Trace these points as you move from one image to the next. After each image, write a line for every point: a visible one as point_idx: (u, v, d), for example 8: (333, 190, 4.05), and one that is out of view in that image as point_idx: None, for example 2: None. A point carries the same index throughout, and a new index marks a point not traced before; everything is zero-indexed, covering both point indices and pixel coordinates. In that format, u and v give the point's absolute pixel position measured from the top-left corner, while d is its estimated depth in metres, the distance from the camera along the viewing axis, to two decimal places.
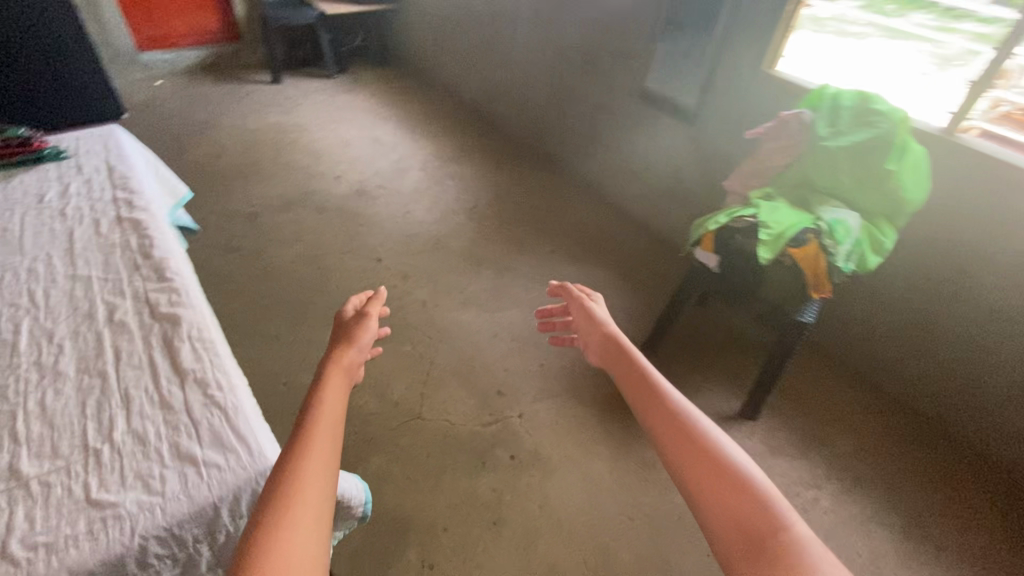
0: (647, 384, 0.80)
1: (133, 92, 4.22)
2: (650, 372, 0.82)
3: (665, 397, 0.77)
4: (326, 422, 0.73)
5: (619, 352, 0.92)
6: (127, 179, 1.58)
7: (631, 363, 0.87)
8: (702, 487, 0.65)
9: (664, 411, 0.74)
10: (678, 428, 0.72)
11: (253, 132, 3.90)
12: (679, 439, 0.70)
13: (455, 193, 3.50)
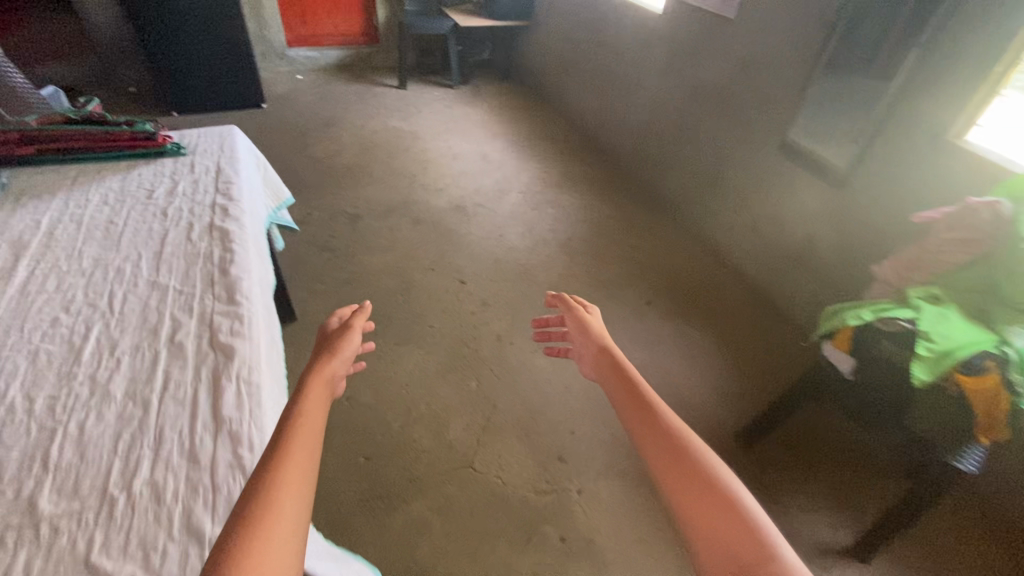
0: (640, 415, 0.79)
1: (275, 84, 4.57)
2: (643, 394, 0.83)
3: (661, 425, 0.77)
4: (307, 426, 0.75)
5: (615, 374, 0.92)
6: (230, 184, 1.59)
7: (625, 387, 0.87)
8: (695, 518, 0.66)
9: (660, 439, 0.74)
10: (673, 459, 0.72)
11: (371, 134, 4.03)
12: (677, 473, 0.70)
13: (552, 222, 3.33)
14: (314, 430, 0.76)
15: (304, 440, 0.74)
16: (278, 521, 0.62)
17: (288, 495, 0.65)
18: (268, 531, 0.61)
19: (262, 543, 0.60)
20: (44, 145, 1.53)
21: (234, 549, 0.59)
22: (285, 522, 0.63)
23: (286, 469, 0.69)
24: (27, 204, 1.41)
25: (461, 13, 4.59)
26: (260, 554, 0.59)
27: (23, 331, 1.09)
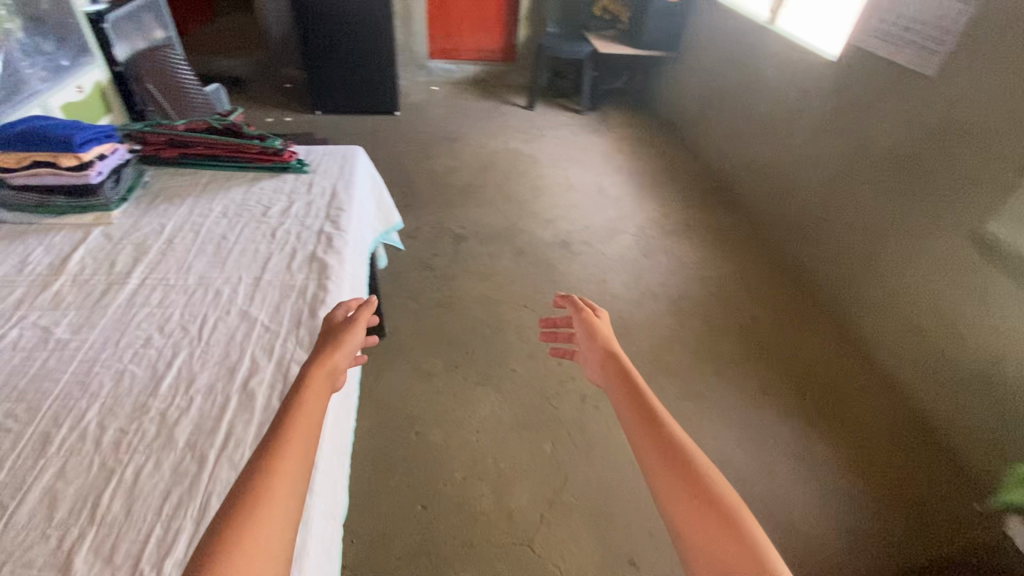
0: (644, 428, 0.79)
1: (411, 93, 4.74)
2: (648, 406, 0.82)
3: (664, 439, 0.76)
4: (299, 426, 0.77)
5: (619, 379, 0.91)
6: (341, 210, 1.54)
7: (627, 395, 0.86)
8: (690, 535, 0.67)
9: (662, 453, 0.75)
10: (673, 477, 0.72)
11: (491, 154, 4.01)
12: (676, 494, 0.71)
13: (664, 275, 3.03)
14: (308, 428, 0.79)
15: (299, 439, 0.77)
16: (267, 524, 0.66)
17: (280, 495, 0.69)
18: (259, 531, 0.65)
19: (255, 544, 0.64)
20: (184, 151, 1.60)
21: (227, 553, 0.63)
22: (276, 525, 0.67)
23: (279, 469, 0.72)
24: (158, 206, 1.47)
25: (602, 39, 4.45)
26: (254, 555, 0.63)
27: (117, 346, 1.08)
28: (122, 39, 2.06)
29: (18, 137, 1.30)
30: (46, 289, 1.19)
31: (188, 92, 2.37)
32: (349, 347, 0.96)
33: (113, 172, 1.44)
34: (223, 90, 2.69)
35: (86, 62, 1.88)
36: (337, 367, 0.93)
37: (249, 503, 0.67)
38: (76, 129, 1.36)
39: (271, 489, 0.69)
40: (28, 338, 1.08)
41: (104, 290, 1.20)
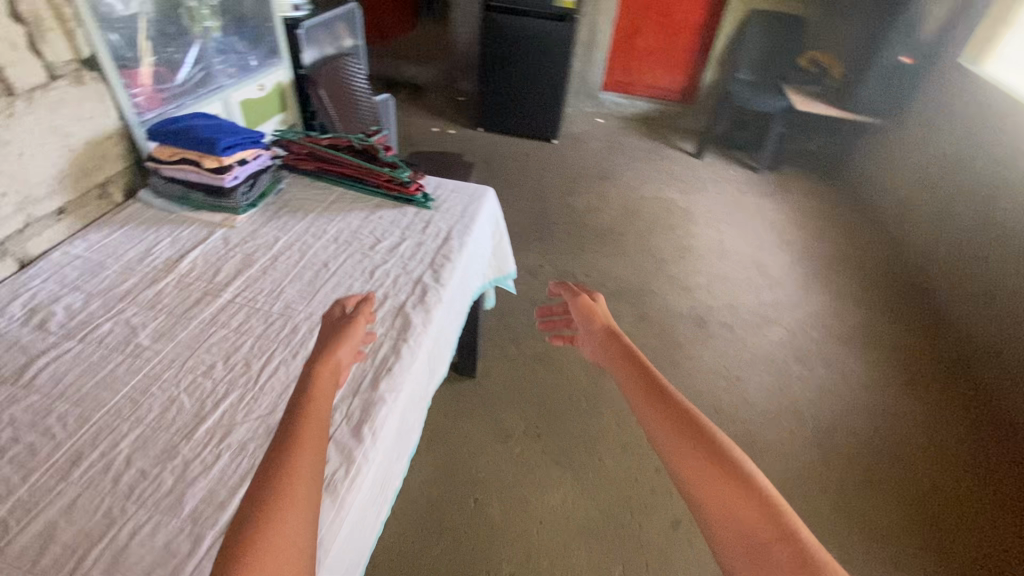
0: (645, 394, 0.86)
1: (574, 122, 4.60)
2: (647, 375, 0.89)
3: (666, 405, 0.83)
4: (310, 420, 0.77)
5: (620, 357, 0.98)
6: (448, 257, 1.40)
7: (630, 369, 0.93)
8: (703, 491, 0.73)
9: (664, 416, 0.81)
10: (680, 440, 0.78)
11: (640, 200, 3.69)
12: (685, 455, 0.76)
13: (817, 392, 2.44)
14: (318, 421, 0.78)
15: (312, 430, 0.76)
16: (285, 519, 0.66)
17: (300, 488, 0.69)
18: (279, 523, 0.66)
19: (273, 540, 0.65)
20: (319, 165, 1.59)
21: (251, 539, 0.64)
22: (300, 513, 0.68)
23: (294, 467, 0.71)
24: (280, 217, 1.46)
25: (801, 93, 3.85)
26: (285, 530, 0.66)
27: (180, 368, 1.04)
28: (310, 44, 2.23)
29: (175, 132, 1.36)
30: (152, 286, 1.21)
31: (359, 100, 2.47)
32: (352, 340, 0.91)
33: (249, 178, 1.46)
34: (391, 101, 2.77)
35: (272, 62, 2.01)
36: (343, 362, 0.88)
37: (273, 489, 0.69)
38: (226, 132, 1.39)
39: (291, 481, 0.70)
40: (114, 337, 1.08)
41: (197, 300, 1.18)
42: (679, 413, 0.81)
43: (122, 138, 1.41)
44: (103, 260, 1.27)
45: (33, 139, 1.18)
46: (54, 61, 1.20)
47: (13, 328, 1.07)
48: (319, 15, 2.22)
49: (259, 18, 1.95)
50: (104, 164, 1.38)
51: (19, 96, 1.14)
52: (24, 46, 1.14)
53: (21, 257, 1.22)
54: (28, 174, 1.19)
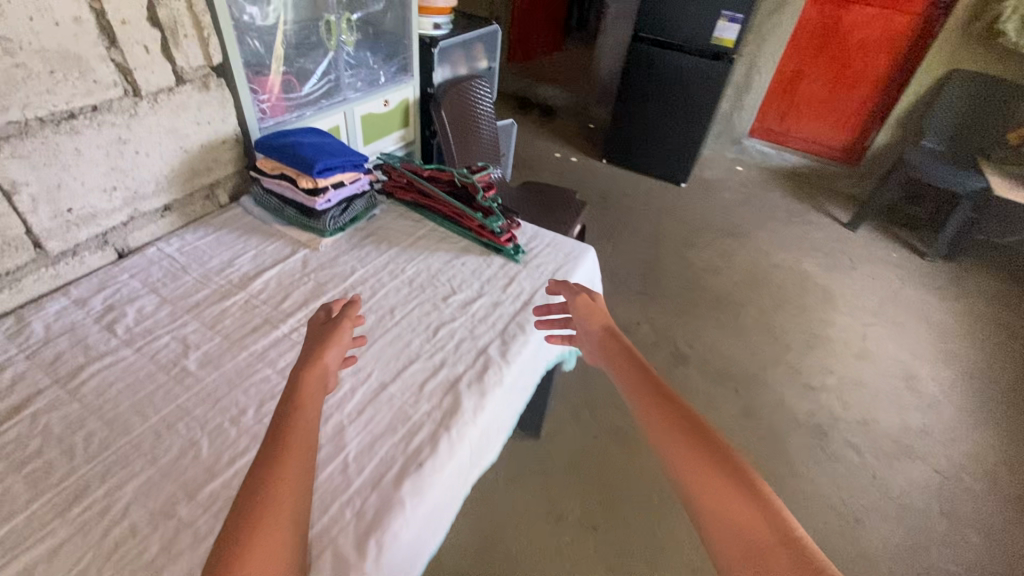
0: (645, 398, 0.81)
1: (709, 167, 4.20)
2: (650, 379, 0.84)
3: (667, 408, 0.78)
4: (297, 427, 0.71)
5: (621, 359, 0.91)
6: (522, 327, 1.21)
7: (629, 371, 0.88)
8: (698, 489, 0.69)
9: (666, 420, 0.76)
10: (681, 442, 0.73)
11: (769, 268, 3.23)
12: (684, 456, 0.72)
13: (968, 571, 1.86)
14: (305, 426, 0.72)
15: (297, 435, 0.71)
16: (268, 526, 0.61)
17: (279, 496, 0.64)
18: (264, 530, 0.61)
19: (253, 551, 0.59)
20: (414, 196, 1.51)
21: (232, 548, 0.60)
22: (280, 520, 0.62)
23: (280, 476, 0.66)
24: (363, 247, 1.39)
25: (1006, 176, 3.12)
26: (266, 541, 0.61)
27: (211, 407, 0.96)
28: (440, 64, 2.21)
29: (279, 148, 1.34)
30: (220, 302, 1.17)
31: (480, 125, 2.39)
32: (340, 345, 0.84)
33: (343, 201, 1.41)
34: (513, 125, 2.67)
35: (401, 79, 1.99)
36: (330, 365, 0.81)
37: (257, 499, 0.63)
38: (327, 153, 1.35)
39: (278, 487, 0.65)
40: (166, 353, 1.05)
41: (253, 328, 1.12)
42: (679, 414, 0.77)
43: (237, 143, 1.43)
44: (187, 263, 1.27)
45: (151, 139, 1.22)
46: (184, 66, 1.22)
47: (86, 324, 1.09)
48: (455, 35, 2.18)
49: (396, 35, 1.94)
50: (215, 167, 1.40)
51: (144, 97, 1.17)
52: (159, 50, 1.17)
53: (120, 249, 1.27)
54: (141, 171, 1.23)
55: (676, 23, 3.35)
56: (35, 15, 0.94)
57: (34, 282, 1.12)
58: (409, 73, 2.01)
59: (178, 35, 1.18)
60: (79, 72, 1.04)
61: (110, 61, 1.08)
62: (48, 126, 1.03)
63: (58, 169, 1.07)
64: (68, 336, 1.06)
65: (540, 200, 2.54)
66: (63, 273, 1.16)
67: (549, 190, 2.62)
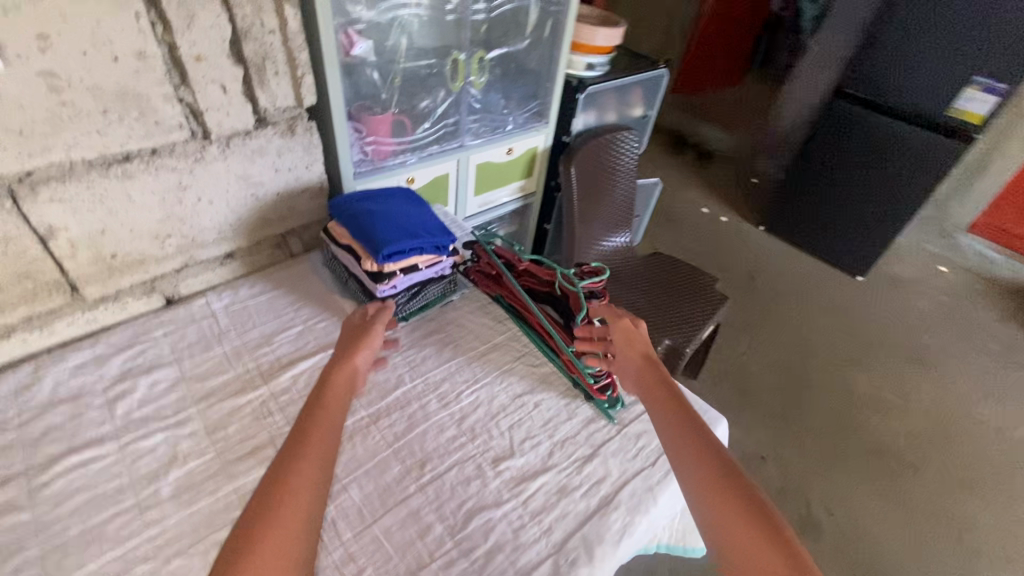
0: (682, 451, 0.61)
1: (902, 258, 3.10)
2: (691, 422, 0.64)
3: (709, 468, 0.59)
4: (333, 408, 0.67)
5: (660, 396, 0.70)
6: (589, 548, 0.83)
7: (667, 411, 0.67)
8: None
9: (707, 486, 0.57)
10: (725, 511, 0.54)
11: (978, 426, 2.22)
12: (727, 530, 0.53)
13: None
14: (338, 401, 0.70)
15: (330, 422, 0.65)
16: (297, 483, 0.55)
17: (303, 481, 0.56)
18: (288, 496, 0.54)
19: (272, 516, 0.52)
20: (500, 290, 1.20)
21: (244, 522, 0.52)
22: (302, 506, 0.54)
23: (298, 471, 0.57)
24: (422, 349, 1.12)
25: None
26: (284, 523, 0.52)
27: (165, 564, 0.76)
28: (584, 109, 1.87)
29: (354, 214, 1.11)
30: (236, 396, 0.98)
31: (616, 183, 2.02)
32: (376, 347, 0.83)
33: (415, 286, 1.14)
34: (658, 185, 2.24)
35: (532, 126, 1.68)
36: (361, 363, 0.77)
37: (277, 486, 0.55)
38: (404, 231, 1.09)
39: (304, 455, 0.59)
40: (153, 459, 0.87)
41: (255, 447, 0.91)
42: (723, 466, 0.58)
43: (319, 193, 1.24)
44: (225, 329, 1.10)
45: (218, 185, 1.05)
46: (268, 107, 1.04)
47: (95, 391, 0.95)
48: (611, 79, 1.82)
49: (538, 76, 1.63)
50: (289, 216, 1.23)
51: (216, 141, 1.00)
52: (241, 90, 0.99)
53: (169, 295, 1.14)
54: (201, 218, 1.07)
55: (905, 69, 2.39)
56: (90, 49, 0.79)
57: (66, 326, 1.02)
58: (544, 119, 1.70)
59: (264, 73, 1.00)
60: (138, 113, 0.88)
61: (178, 101, 0.92)
62: (96, 169, 0.89)
63: (103, 215, 0.94)
64: (70, 404, 0.93)
65: (666, 283, 2.08)
66: (101, 318, 1.05)
67: (681, 272, 2.14)
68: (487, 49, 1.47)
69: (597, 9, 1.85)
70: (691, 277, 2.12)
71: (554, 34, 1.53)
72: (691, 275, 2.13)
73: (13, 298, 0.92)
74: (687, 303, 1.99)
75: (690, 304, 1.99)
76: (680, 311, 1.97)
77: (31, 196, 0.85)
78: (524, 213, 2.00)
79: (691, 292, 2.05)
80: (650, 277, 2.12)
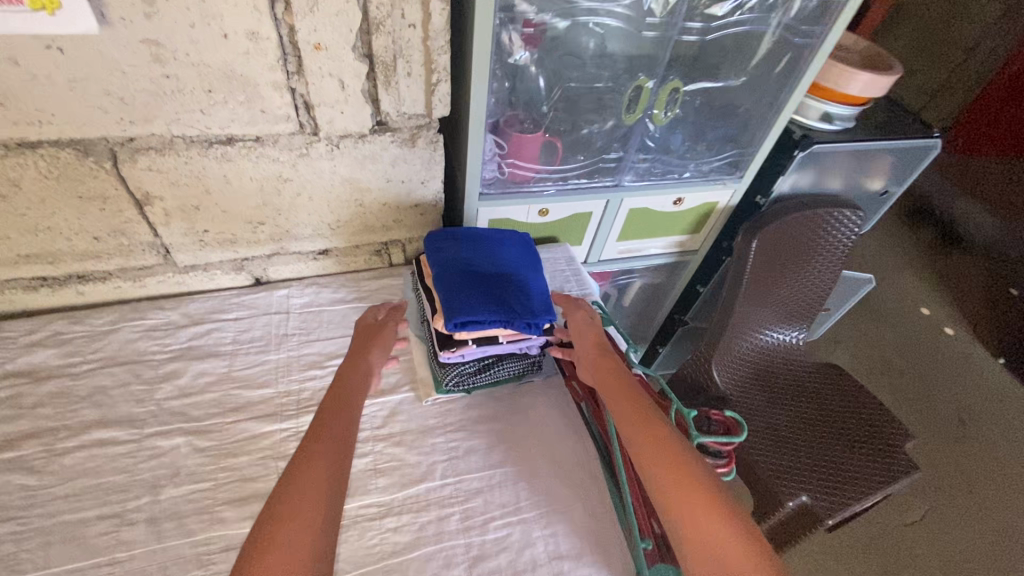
0: (628, 414, 0.78)
1: None
2: (633, 392, 0.81)
3: (645, 423, 0.75)
4: (336, 410, 0.77)
5: (612, 375, 0.85)
6: None
7: (614, 386, 0.83)
8: (672, 501, 0.66)
9: (646, 434, 0.74)
10: (661, 453, 0.71)
11: None
12: (664, 467, 0.69)
13: None
14: (342, 403, 0.79)
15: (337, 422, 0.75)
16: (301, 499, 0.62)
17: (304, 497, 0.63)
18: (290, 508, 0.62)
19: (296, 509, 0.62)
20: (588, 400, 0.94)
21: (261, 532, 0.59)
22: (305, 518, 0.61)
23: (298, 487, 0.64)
24: (471, 439, 0.91)
25: None
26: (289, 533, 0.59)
27: None
28: (799, 168, 1.41)
29: (446, 259, 0.93)
30: (262, 421, 0.89)
31: (808, 270, 1.52)
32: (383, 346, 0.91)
33: (489, 358, 0.94)
34: (871, 283, 1.65)
35: (715, 178, 1.33)
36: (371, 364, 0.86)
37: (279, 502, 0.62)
38: (493, 297, 0.89)
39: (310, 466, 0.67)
40: (159, 464, 0.82)
41: (251, 494, 0.81)
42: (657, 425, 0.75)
43: (433, 212, 1.08)
44: (289, 333, 1.02)
45: (321, 184, 0.95)
46: (390, 111, 0.89)
47: (152, 362, 0.94)
48: (853, 140, 1.33)
49: (748, 119, 1.25)
50: (394, 228, 1.09)
51: (325, 139, 0.88)
52: (363, 87, 0.84)
53: (259, 276, 1.09)
54: (299, 213, 0.98)
55: None
56: (198, 22, 0.70)
57: (157, 284, 1.02)
58: (735, 172, 1.34)
59: (392, 72, 0.84)
60: (244, 97, 0.79)
61: (289, 90, 0.81)
62: (196, 147, 0.83)
63: (200, 192, 0.89)
64: (124, 368, 0.92)
65: (827, 414, 1.57)
66: (189, 282, 1.04)
67: (854, 403, 1.59)
68: (688, 84, 1.13)
69: (865, 43, 1.36)
70: (876, 419, 1.54)
71: (790, 76, 1.13)
72: (878, 416, 1.54)
73: (110, 249, 0.93)
74: (854, 457, 1.45)
75: (858, 459, 1.44)
76: (839, 463, 1.44)
77: (131, 162, 0.82)
78: (674, 271, 1.64)
79: (867, 443, 1.48)
80: (815, 400, 1.61)
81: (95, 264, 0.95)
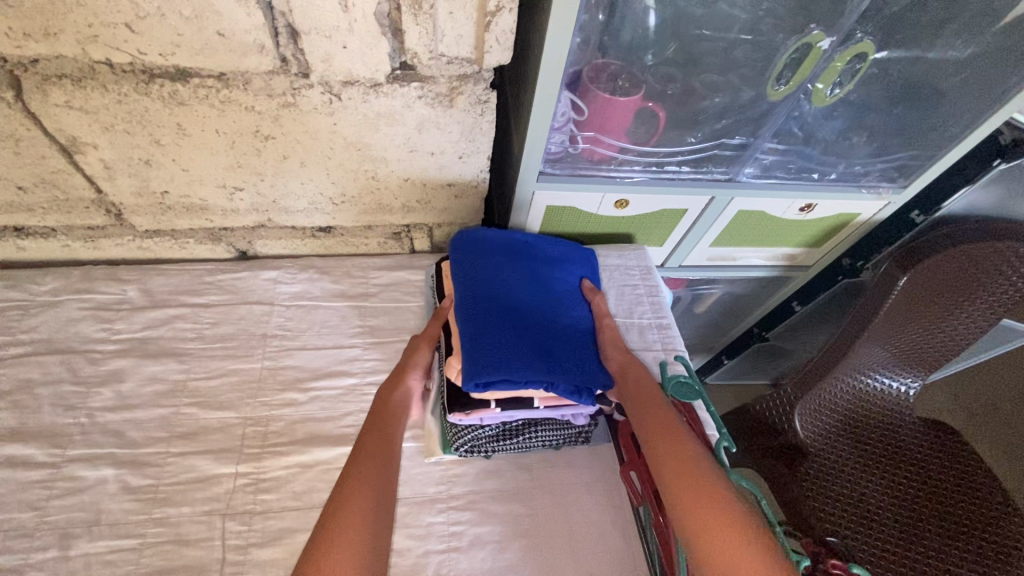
0: (653, 438, 0.59)
1: None
2: (663, 413, 0.62)
3: (673, 451, 0.57)
4: (389, 415, 0.61)
5: (641, 392, 0.65)
6: None
7: (639, 403, 0.64)
8: (702, 558, 0.48)
9: (674, 465, 0.56)
10: (688, 491, 0.53)
11: None
12: (692, 510, 0.51)
13: None
14: (393, 411, 0.62)
15: (388, 429, 0.60)
16: (353, 525, 0.48)
17: (353, 518, 0.49)
18: (341, 526, 0.48)
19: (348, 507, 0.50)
20: (648, 502, 0.65)
21: (311, 554, 0.46)
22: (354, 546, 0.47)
23: (351, 502, 0.50)
24: (481, 524, 0.68)
25: None
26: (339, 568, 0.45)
27: None
28: (999, 188, 0.98)
29: (475, 283, 0.72)
30: (217, 458, 0.68)
31: (937, 306, 0.88)
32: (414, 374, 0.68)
33: (516, 422, 0.71)
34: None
35: (867, 184, 0.95)
36: (400, 395, 0.64)
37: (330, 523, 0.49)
38: (532, 352, 0.67)
39: (360, 478, 0.53)
40: (77, 504, 0.63)
41: (181, 566, 0.60)
42: (687, 452, 0.57)
43: (472, 195, 0.78)
44: (269, 335, 0.78)
45: (316, 148, 0.66)
46: (419, 50, 0.58)
47: (95, 354, 0.74)
48: None
49: (952, 108, 0.83)
50: (417, 209, 0.80)
51: (319, 85, 0.59)
52: (379, 6, 0.54)
53: (244, 249, 0.86)
54: (285, 181, 0.71)
55: None
56: None
57: (114, 247, 0.80)
58: (898, 180, 0.96)
59: None
60: (191, 11, 0.51)
61: (263, 4, 0.52)
62: (129, 81, 0.57)
63: (148, 144, 0.63)
64: (59, 359, 0.72)
65: (964, 503, 0.85)
66: (154, 250, 0.82)
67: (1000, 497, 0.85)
68: (880, 50, 0.75)
69: None
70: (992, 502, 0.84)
71: None
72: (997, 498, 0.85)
73: (43, 203, 0.71)
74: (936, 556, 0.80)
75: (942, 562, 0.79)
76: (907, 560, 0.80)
77: (40, 94, 0.56)
78: (769, 286, 1.30)
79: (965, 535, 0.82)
80: (890, 446, 0.91)
81: (29, 219, 0.73)
